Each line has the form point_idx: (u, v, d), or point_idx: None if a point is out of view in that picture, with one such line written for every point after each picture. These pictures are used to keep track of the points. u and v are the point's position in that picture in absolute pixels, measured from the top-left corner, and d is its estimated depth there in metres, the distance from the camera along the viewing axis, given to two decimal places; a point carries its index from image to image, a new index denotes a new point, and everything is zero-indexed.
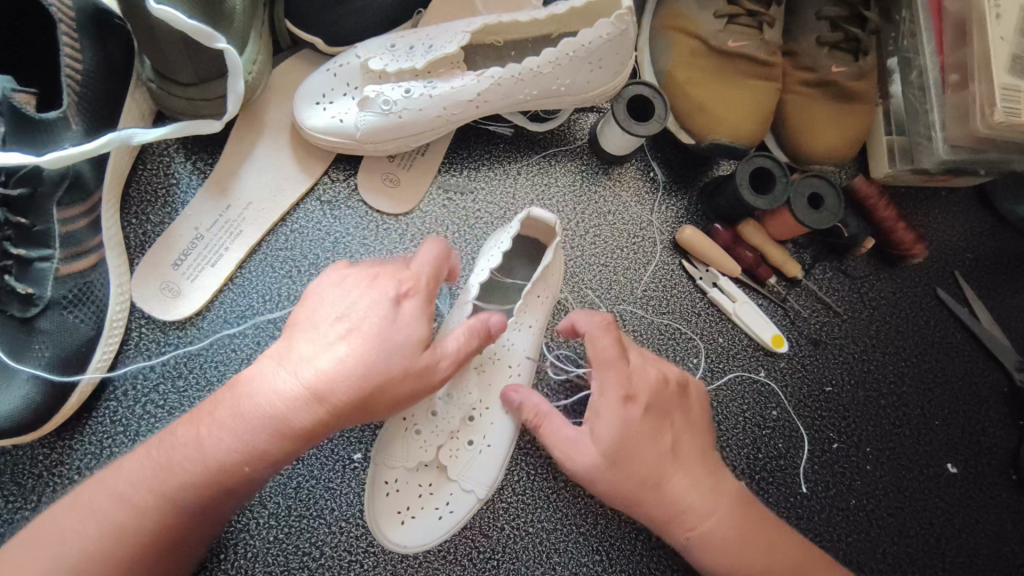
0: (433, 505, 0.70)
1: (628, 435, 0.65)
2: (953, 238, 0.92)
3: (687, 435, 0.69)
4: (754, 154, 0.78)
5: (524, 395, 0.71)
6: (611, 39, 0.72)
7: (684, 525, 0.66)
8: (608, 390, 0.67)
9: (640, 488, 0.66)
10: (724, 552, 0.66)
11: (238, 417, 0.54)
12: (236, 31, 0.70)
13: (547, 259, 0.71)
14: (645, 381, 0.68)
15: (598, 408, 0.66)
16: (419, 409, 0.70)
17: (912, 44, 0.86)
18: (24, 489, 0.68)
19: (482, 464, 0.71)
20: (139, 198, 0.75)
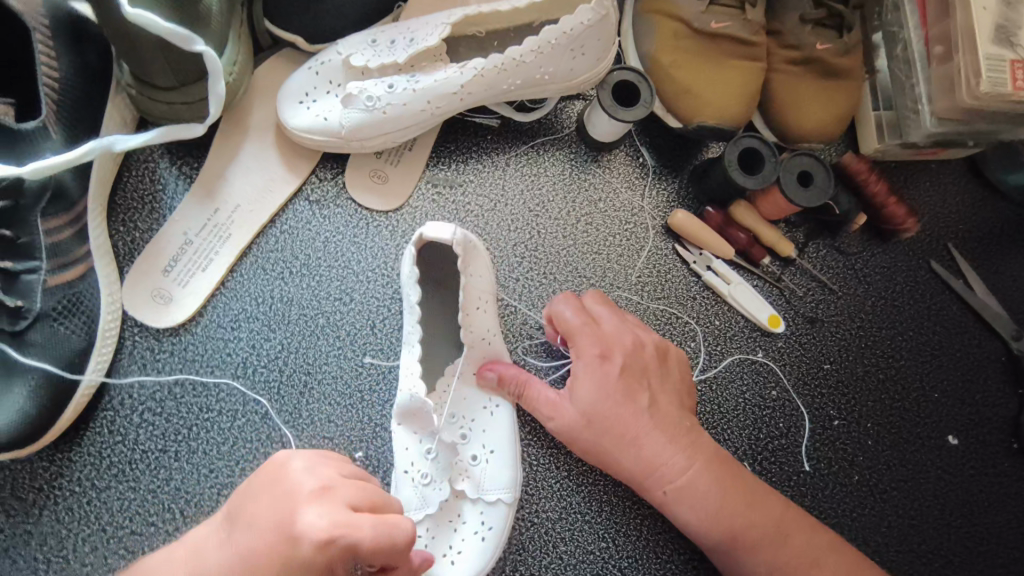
0: (472, 529, 0.70)
1: (601, 399, 0.70)
2: (946, 210, 0.92)
3: (663, 395, 0.72)
4: (742, 135, 0.79)
5: (503, 367, 0.73)
6: (592, 26, 0.72)
7: (663, 479, 0.69)
8: (585, 354, 0.71)
9: (613, 443, 0.70)
10: (702, 504, 0.68)
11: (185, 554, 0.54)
12: (214, 33, 0.69)
13: (463, 281, 0.69)
14: (620, 346, 0.72)
15: (578, 373, 0.71)
16: (414, 453, 0.69)
17: (896, 17, 0.85)
18: (26, 503, 0.68)
19: (494, 470, 0.72)
20: (126, 206, 0.75)
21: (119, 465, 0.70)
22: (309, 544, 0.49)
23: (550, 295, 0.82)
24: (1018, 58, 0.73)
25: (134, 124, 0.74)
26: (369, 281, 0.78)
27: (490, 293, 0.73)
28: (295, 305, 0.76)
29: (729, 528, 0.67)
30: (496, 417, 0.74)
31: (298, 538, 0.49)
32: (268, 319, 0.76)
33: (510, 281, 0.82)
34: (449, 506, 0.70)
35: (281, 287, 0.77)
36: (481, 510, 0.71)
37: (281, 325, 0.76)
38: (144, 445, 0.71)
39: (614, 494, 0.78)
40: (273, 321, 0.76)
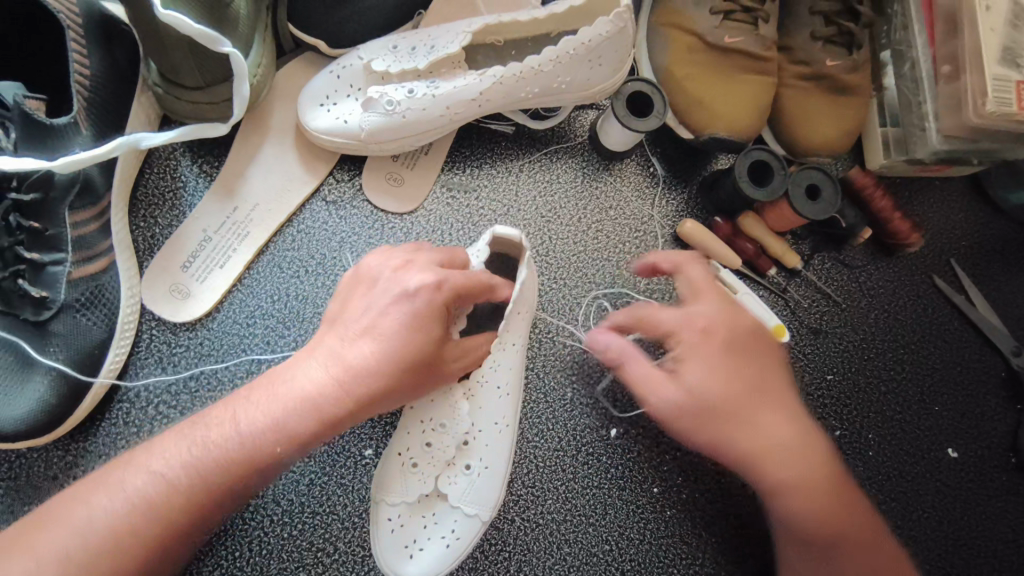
0: (439, 533, 0.71)
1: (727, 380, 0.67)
2: (949, 226, 0.94)
3: (770, 372, 0.70)
4: (751, 148, 0.80)
5: (604, 337, 0.70)
6: (610, 37, 0.73)
7: (771, 467, 0.66)
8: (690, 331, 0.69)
9: (725, 420, 0.66)
10: (808, 496, 0.66)
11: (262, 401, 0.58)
12: (241, 35, 0.71)
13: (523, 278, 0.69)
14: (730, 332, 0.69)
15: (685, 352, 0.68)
16: (412, 442, 0.70)
17: (904, 37, 0.87)
18: (41, 492, 0.69)
19: (482, 485, 0.71)
20: (148, 202, 0.76)
21: None
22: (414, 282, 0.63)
23: (562, 299, 0.84)
24: None
25: (158, 122, 0.75)
26: None
27: (529, 304, 0.73)
28: (309, 304, 0.78)
29: (840, 532, 0.65)
30: (502, 435, 0.73)
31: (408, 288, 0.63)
32: (282, 317, 0.77)
33: None
34: (424, 500, 0.71)
35: (297, 286, 0.78)
36: (454, 513, 0.71)
37: (296, 323, 0.77)
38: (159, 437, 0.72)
39: (618, 498, 0.79)
40: (288, 320, 0.77)
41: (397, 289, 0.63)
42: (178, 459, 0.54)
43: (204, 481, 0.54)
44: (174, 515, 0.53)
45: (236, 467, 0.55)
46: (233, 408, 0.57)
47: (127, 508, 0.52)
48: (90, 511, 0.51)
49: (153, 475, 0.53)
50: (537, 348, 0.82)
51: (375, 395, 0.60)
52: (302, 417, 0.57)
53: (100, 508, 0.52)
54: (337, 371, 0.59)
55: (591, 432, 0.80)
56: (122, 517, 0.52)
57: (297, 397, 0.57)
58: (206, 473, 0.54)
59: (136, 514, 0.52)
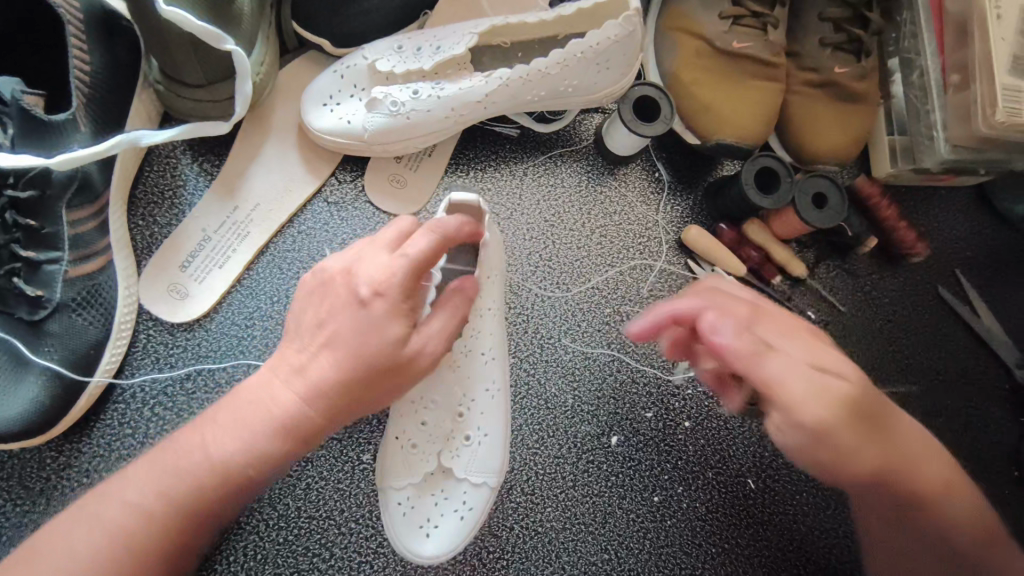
0: (452, 509, 0.70)
1: (828, 416, 0.60)
2: (954, 236, 0.93)
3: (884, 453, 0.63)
4: (758, 155, 0.79)
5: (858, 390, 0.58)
6: (618, 40, 0.72)
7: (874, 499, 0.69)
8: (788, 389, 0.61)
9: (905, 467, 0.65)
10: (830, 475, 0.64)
11: (236, 420, 0.54)
12: (244, 32, 0.70)
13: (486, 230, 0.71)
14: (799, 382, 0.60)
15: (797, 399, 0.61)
16: (408, 423, 0.70)
17: (914, 45, 0.87)
18: (33, 492, 0.67)
19: (483, 456, 0.71)
20: (146, 200, 0.75)
21: (129, 456, 0.70)
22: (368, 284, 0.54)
23: (564, 304, 0.83)
24: None
25: (159, 119, 0.74)
26: None
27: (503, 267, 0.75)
28: None
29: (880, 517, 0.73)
30: (496, 400, 0.73)
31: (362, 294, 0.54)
32: (281, 319, 0.76)
33: (525, 290, 0.82)
34: (434, 477, 0.71)
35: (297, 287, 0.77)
36: (459, 487, 0.71)
37: None
38: (155, 439, 0.71)
39: (618, 506, 0.78)
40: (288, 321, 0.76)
41: (348, 292, 0.55)
42: (156, 485, 0.51)
43: (195, 499, 0.52)
44: (146, 550, 0.50)
45: (222, 483, 0.52)
46: (203, 426, 0.54)
47: (106, 542, 0.49)
48: (64, 549, 0.49)
49: (130, 505, 0.51)
50: (538, 353, 0.81)
51: (339, 409, 0.55)
52: (273, 423, 0.53)
53: (77, 547, 0.49)
54: (298, 382, 0.54)
55: (592, 440, 0.80)
56: (104, 548, 0.49)
57: (269, 414, 0.54)
58: (183, 494, 0.51)
59: (107, 551, 0.49)
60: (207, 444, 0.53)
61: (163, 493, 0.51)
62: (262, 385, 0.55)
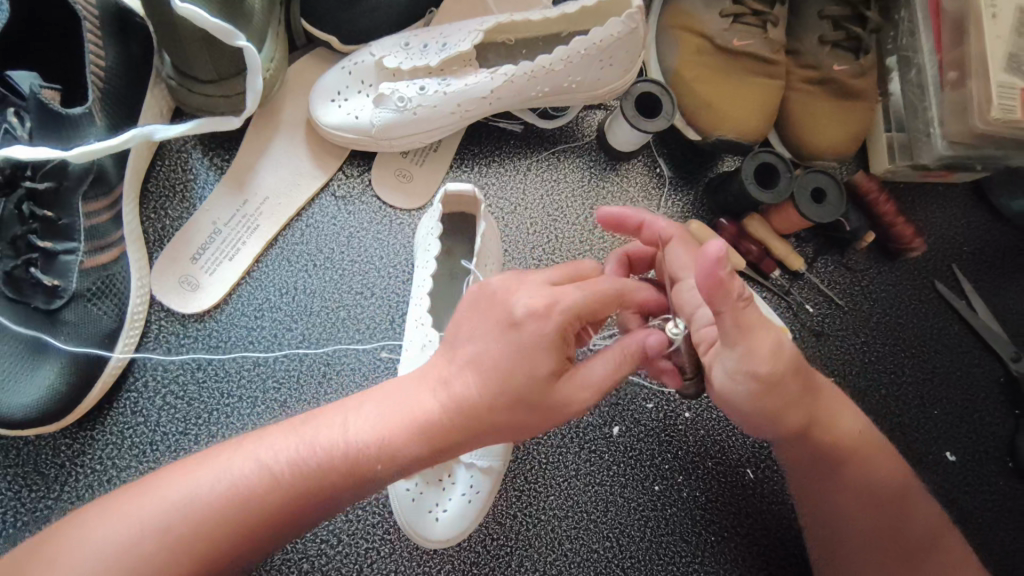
0: (457, 491, 0.72)
1: (778, 364, 0.58)
2: (951, 232, 0.94)
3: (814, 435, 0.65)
4: (759, 151, 0.81)
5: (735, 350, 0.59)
6: (621, 38, 0.74)
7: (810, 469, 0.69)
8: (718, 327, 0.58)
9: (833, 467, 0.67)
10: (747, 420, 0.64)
11: (383, 412, 0.55)
12: (255, 29, 0.71)
13: (482, 226, 0.73)
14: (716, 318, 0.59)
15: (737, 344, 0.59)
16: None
17: (911, 43, 0.88)
18: (47, 479, 0.69)
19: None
20: (158, 194, 0.77)
21: (141, 444, 0.71)
22: (526, 312, 0.55)
23: None
24: None
25: (170, 114, 0.76)
26: (390, 277, 0.80)
27: (497, 255, 0.78)
28: (317, 298, 0.78)
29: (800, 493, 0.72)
30: None
31: (517, 319, 0.55)
32: (290, 311, 0.77)
33: None
34: (438, 463, 0.72)
35: (305, 279, 0.78)
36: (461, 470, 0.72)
37: (303, 317, 0.77)
38: (166, 427, 0.72)
39: (619, 495, 0.80)
40: (296, 312, 0.78)
41: (504, 316, 0.55)
42: (287, 451, 0.53)
43: (295, 485, 0.52)
44: (270, 509, 0.52)
45: (337, 472, 0.53)
46: (348, 409, 0.56)
47: (229, 492, 0.51)
48: (103, 535, 0.49)
49: (261, 465, 0.52)
50: None
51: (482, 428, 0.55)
52: (410, 429, 0.54)
53: (199, 490, 0.51)
54: (454, 404, 0.55)
55: (594, 430, 0.81)
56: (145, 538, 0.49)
57: (411, 417, 0.54)
58: (285, 478, 0.52)
59: (227, 497, 0.51)
60: (322, 434, 0.54)
61: (239, 489, 0.51)
62: (409, 392, 0.56)
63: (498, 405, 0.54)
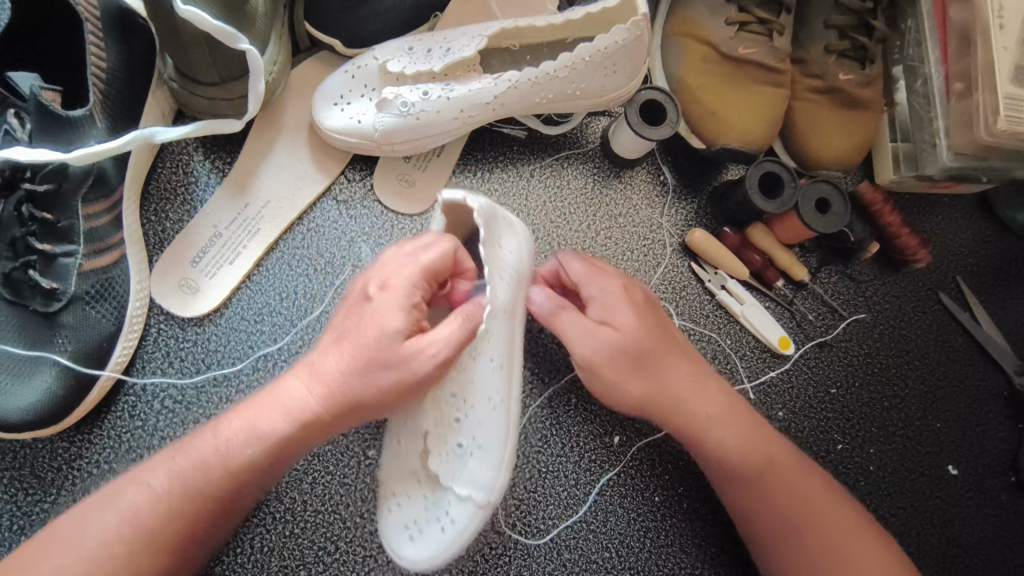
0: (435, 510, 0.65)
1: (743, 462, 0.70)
2: (956, 244, 0.94)
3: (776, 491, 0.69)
4: (764, 160, 0.80)
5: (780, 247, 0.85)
6: (626, 45, 0.73)
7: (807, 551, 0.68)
8: (618, 301, 0.71)
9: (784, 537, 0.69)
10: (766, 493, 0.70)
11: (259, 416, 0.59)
12: (258, 32, 0.71)
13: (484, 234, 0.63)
14: (635, 293, 0.73)
15: (626, 333, 0.70)
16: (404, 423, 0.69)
17: (918, 53, 0.87)
18: (44, 483, 0.69)
19: (473, 466, 0.64)
20: (159, 196, 0.76)
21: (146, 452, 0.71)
22: (382, 285, 0.61)
23: None
24: None
25: (172, 117, 0.75)
26: None
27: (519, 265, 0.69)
28: (317, 302, 0.78)
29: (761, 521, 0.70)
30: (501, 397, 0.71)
31: (374, 291, 0.61)
32: (290, 316, 0.77)
33: None
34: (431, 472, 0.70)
35: (305, 284, 0.78)
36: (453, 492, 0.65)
37: (303, 321, 0.77)
38: (163, 432, 0.72)
39: (620, 505, 0.79)
40: (296, 316, 0.77)
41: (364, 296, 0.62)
42: (168, 472, 0.57)
43: (203, 479, 0.57)
44: (161, 527, 0.56)
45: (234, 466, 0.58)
46: (221, 423, 0.60)
47: (130, 515, 0.55)
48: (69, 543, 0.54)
49: (147, 482, 0.57)
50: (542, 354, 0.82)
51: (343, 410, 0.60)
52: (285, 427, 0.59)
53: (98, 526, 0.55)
54: (316, 381, 0.60)
55: (594, 439, 0.80)
56: (118, 531, 0.55)
57: (284, 412, 0.59)
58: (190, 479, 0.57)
59: (125, 532, 0.55)
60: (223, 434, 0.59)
61: (179, 485, 0.57)
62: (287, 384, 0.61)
63: (355, 370, 0.59)
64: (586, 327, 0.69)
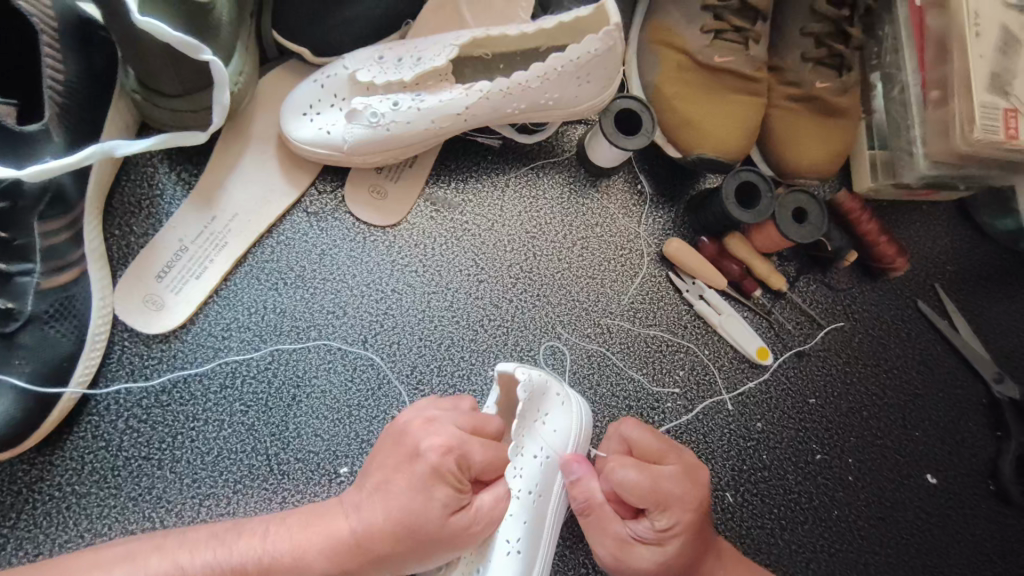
0: None
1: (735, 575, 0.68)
2: (934, 251, 0.93)
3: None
4: (740, 170, 0.80)
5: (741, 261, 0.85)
6: (599, 55, 0.72)
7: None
8: (669, 501, 0.65)
9: None
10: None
11: (304, 536, 0.59)
12: (223, 43, 0.69)
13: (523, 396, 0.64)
14: (686, 511, 0.66)
15: (668, 541, 0.66)
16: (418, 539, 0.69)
17: (895, 60, 0.87)
18: (4, 506, 0.67)
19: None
20: (123, 210, 0.75)
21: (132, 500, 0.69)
22: (432, 446, 0.61)
23: (544, 317, 0.83)
24: (1011, 108, 0.75)
25: (135, 129, 0.74)
26: (363, 296, 0.79)
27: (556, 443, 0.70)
28: (287, 317, 0.76)
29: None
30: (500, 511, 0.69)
31: (422, 449, 0.61)
32: (259, 331, 0.75)
33: (505, 302, 0.82)
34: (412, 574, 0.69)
35: (275, 299, 0.76)
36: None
37: (272, 337, 0.76)
38: (128, 452, 0.70)
39: None
40: (265, 331, 0.76)
41: (410, 450, 0.61)
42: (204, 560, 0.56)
43: None
44: None
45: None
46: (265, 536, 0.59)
47: None
48: None
49: (177, 568, 0.55)
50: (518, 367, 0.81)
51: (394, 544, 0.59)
52: (324, 566, 0.58)
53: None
54: (359, 521, 0.59)
55: None
56: None
57: (327, 543, 0.58)
58: None
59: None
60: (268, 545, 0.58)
61: None
62: (336, 514, 0.60)
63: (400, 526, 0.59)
64: (613, 535, 0.67)
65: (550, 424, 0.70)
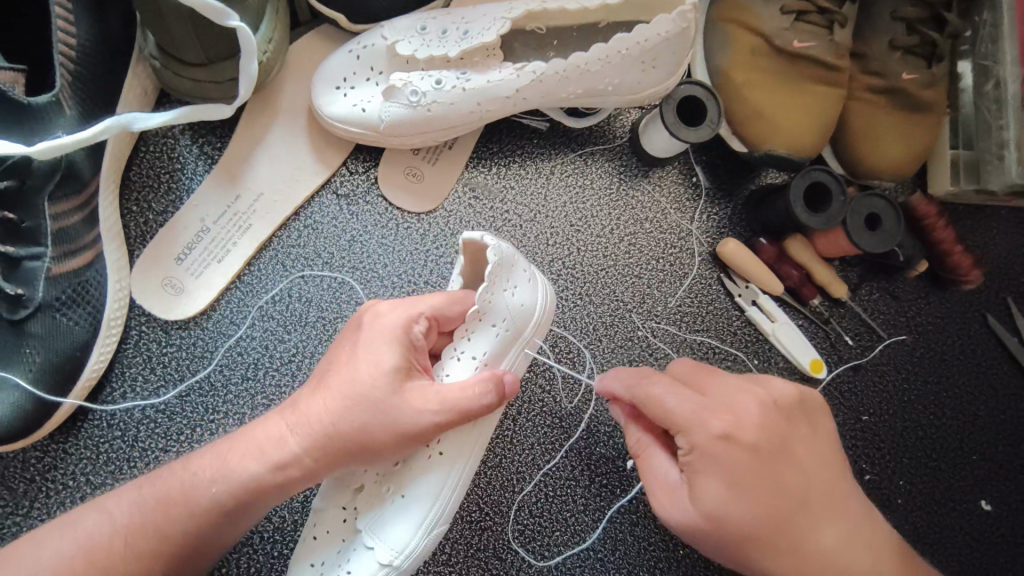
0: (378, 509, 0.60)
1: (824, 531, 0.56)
2: (1010, 261, 0.86)
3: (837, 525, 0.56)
4: (811, 169, 0.72)
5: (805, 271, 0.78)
6: (670, 37, 0.65)
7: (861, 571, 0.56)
8: (700, 437, 0.54)
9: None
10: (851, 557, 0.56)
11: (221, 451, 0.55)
12: (251, 6, 0.62)
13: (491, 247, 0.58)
14: (723, 411, 0.55)
15: (696, 462, 0.54)
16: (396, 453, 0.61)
17: (992, 50, 0.78)
18: (16, 495, 0.64)
19: (391, 520, 0.60)
20: (141, 184, 0.69)
21: (133, 472, 0.66)
22: (389, 307, 0.58)
23: (585, 318, 0.77)
24: None
25: (155, 98, 0.67)
26: (394, 289, 0.73)
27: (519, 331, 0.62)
28: (313, 307, 0.71)
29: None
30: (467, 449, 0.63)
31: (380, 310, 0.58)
32: (284, 321, 0.71)
33: None
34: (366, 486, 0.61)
35: (299, 287, 0.71)
36: (358, 541, 0.60)
37: (297, 327, 0.71)
38: (143, 444, 0.67)
39: (628, 534, 0.74)
40: (289, 320, 0.71)
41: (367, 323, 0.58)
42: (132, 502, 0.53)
43: (161, 514, 0.53)
44: (98, 561, 0.51)
45: (174, 503, 0.53)
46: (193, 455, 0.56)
47: (76, 555, 0.51)
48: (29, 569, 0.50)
49: (105, 517, 0.53)
50: (556, 370, 0.75)
51: (295, 439, 0.55)
52: (254, 467, 0.54)
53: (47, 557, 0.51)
54: (288, 411, 0.56)
55: (606, 462, 0.75)
56: (68, 561, 0.51)
57: (254, 450, 0.55)
58: (149, 521, 0.53)
59: (83, 567, 0.51)
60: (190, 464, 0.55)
61: (133, 529, 0.52)
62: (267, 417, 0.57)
63: (330, 417, 0.54)
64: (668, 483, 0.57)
65: (517, 298, 0.61)
